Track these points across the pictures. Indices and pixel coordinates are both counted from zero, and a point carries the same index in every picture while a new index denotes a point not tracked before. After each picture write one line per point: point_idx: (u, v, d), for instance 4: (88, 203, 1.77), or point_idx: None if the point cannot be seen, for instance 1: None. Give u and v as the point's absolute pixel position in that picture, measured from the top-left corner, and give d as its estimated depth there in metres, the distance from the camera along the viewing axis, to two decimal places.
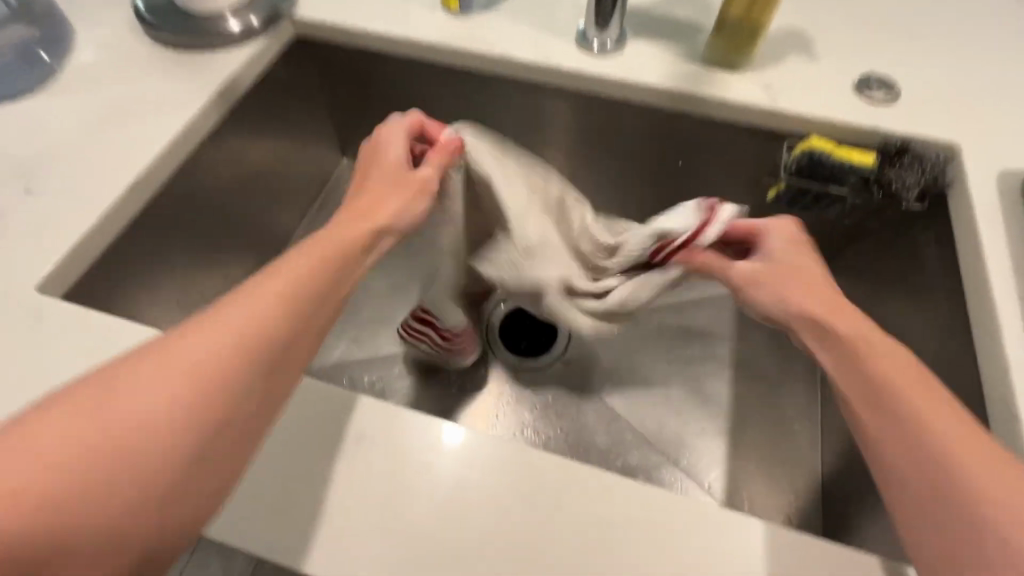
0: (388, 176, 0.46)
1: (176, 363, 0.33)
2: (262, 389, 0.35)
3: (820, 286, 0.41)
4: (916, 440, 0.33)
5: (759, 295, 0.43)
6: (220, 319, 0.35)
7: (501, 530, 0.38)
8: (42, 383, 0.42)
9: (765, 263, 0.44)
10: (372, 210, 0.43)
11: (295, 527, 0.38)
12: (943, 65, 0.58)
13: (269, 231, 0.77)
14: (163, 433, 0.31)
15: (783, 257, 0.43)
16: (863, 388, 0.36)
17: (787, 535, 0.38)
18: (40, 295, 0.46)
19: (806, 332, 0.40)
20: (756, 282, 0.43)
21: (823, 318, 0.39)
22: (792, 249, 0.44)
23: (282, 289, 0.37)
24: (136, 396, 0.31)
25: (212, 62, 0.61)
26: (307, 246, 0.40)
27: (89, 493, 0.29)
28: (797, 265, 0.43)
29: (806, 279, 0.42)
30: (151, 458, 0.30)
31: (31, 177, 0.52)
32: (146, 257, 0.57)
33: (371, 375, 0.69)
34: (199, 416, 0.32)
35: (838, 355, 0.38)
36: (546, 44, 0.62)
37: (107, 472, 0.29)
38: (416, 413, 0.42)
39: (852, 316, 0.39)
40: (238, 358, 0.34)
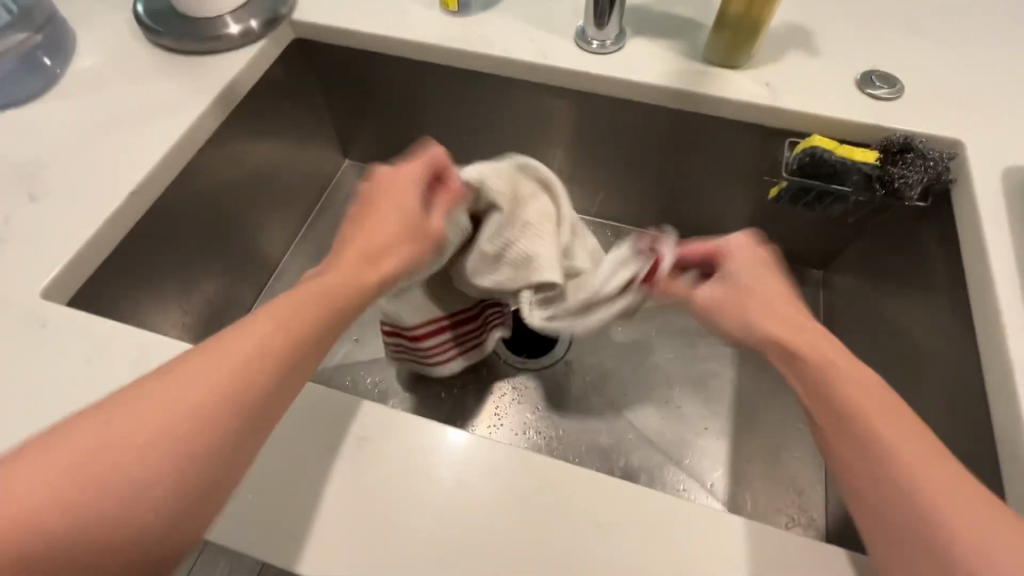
0: (392, 209, 0.44)
1: (163, 411, 0.31)
2: (253, 428, 0.34)
3: (781, 305, 0.41)
4: (891, 472, 0.33)
5: (721, 320, 0.44)
6: (205, 365, 0.33)
7: (500, 535, 0.38)
8: (47, 386, 0.42)
9: (726, 288, 0.45)
10: (373, 250, 0.42)
11: (293, 532, 0.38)
12: (948, 59, 0.58)
13: (271, 233, 0.77)
14: (153, 467, 0.30)
15: (741, 276, 0.44)
16: (838, 418, 0.35)
17: (784, 537, 0.38)
18: (42, 302, 0.46)
19: (778, 358, 0.40)
20: (719, 307, 0.44)
21: (788, 344, 0.39)
22: (755, 273, 0.44)
23: (289, 342, 0.36)
24: (120, 443, 0.30)
25: (213, 66, 0.61)
26: (308, 297, 0.38)
27: (82, 529, 0.28)
28: (750, 286, 0.43)
29: (771, 303, 0.42)
30: (137, 503, 0.30)
31: (35, 183, 0.52)
32: (147, 260, 0.57)
33: (374, 376, 0.70)
34: (190, 448, 0.31)
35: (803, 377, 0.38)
36: (544, 43, 0.62)
37: (97, 508, 0.29)
38: (417, 417, 0.42)
39: (816, 335, 0.39)
40: (238, 396, 0.33)
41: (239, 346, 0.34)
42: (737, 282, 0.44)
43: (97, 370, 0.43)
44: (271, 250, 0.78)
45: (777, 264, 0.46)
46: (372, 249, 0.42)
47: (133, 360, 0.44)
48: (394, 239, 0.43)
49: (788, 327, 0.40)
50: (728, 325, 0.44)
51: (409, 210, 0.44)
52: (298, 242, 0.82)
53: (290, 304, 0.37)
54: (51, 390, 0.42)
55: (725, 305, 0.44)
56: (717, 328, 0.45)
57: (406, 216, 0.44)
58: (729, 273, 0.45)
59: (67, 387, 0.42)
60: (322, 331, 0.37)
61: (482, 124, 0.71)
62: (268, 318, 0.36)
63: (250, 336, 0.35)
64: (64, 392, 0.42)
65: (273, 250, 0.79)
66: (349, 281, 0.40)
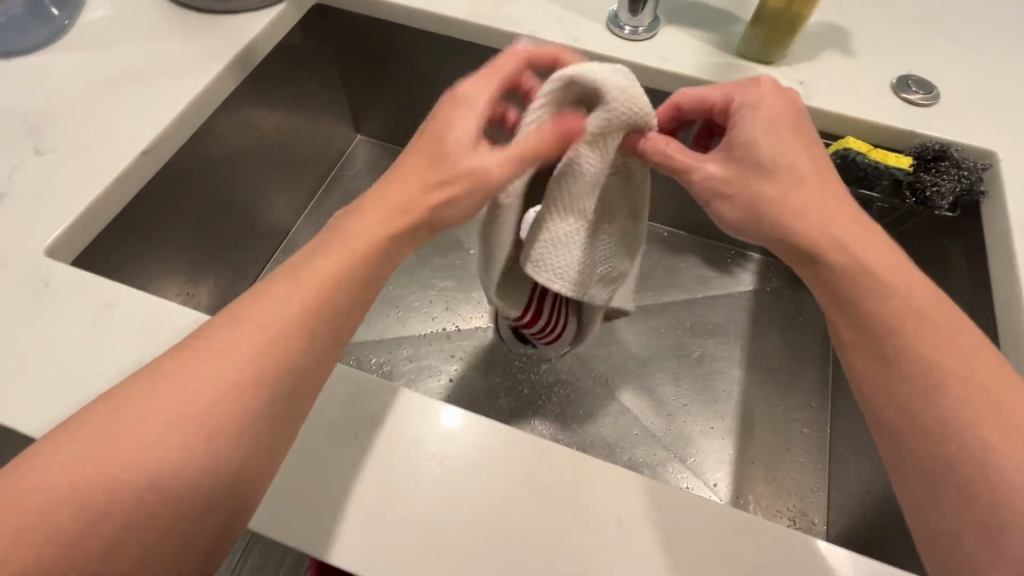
0: (430, 147, 0.39)
1: (172, 398, 0.30)
2: (273, 411, 0.32)
3: (802, 193, 0.38)
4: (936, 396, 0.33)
5: (727, 204, 0.40)
6: (216, 345, 0.31)
7: (512, 525, 0.36)
8: (42, 347, 0.41)
9: (732, 161, 0.40)
10: (405, 202, 0.38)
11: (301, 513, 0.36)
12: (981, 66, 0.57)
13: (278, 204, 0.75)
14: (169, 471, 0.28)
15: (760, 146, 0.39)
16: (887, 384, 0.35)
17: (806, 541, 0.36)
18: (45, 260, 0.44)
19: (795, 261, 0.39)
20: (725, 190, 0.40)
21: (809, 246, 0.38)
22: (772, 141, 0.39)
23: (299, 308, 0.33)
24: (129, 436, 0.28)
25: (228, 27, 0.59)
26: (329, 264, 0.35)
27: (103, 525, 0.27)
28: (763, 160, 0.38)
29: (807, 194, 0.38)
30: (153, 496, 0.28)
31: (41, 138, 0.50)
32: (153, 223, 0.55)
33: (378, 356, 0.69)
34: (213, 445, 0.29)
35: (828, 293, 0.38)
36: (574, 25, 0.60)
37: (117, 509, 0.27)
38: (432, 400, 0.40)
39: (823, 220, 0.38)
40: (253, 373, 0.31)
41: (251, 320, 0.33)
42: (745, 142, 0.39)
43: (94, 334, 0.41)
44: (277, 224, 0.76)
45: (795, 126, 0.41)
46: (404, 195, 0.38)
47: (135, 324, 0.42)
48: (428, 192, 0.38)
49: (807, 211, 0.38)
50: (730, 211, 0.40)
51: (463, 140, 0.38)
52: (305, 217, 0.81)
53: (311, 264, 0.35)
54: (46, 353, 0.40)
55: (733, 185, 0.39)
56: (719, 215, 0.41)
57: (453, 141, 0.38)
58: (738, 143, 0.40)
59: (64, 347, 0.41)
60: (343, 300, 0.35)
61: None
62: (285, 290, 0.34)
63: (266, 312, 0.33)
64: (58, 355, 0.40)
65: (281, 221, 0.77)
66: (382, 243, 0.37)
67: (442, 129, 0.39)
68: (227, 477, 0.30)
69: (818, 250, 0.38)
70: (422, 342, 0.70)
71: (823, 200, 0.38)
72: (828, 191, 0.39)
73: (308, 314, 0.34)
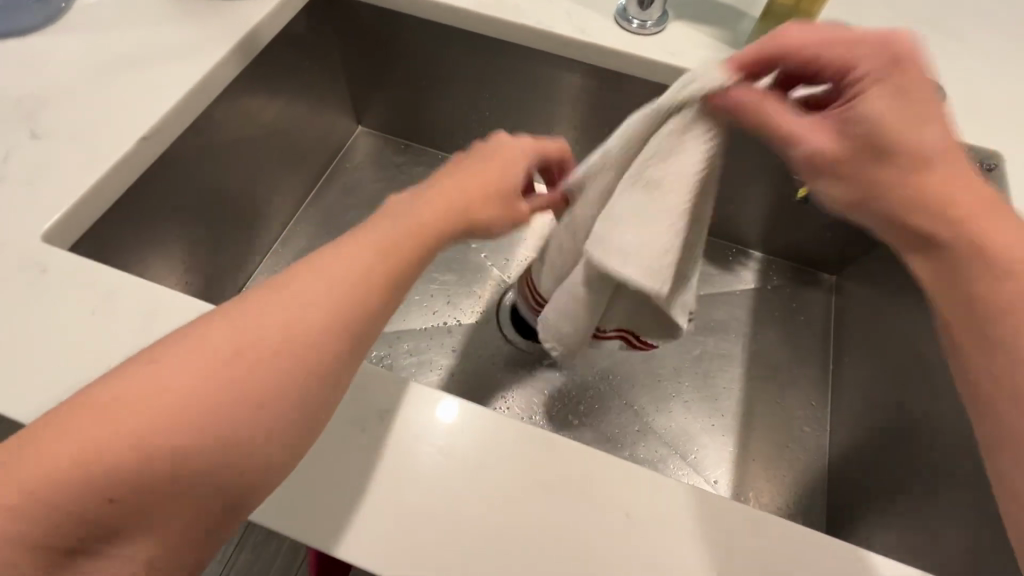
0: (479, 168, 0.41)
1: (191, 369, 0.29)
2: (295, 394, 0.31)
3: (934, 174, 0.34)
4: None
5: (839, 184, 0.36)
6: (244, 321, 0.31)
7: (522, 516, 0.36)
8: (38, 334, 0.40)
9: (845, 137, 0.35)
10: (446, 205, 0.38)
11: (306, 505, 0.36)
12: (986, 67, 0.57)
13: (277, 195, 0.74)
14: (186, 446, 0.28)
15: (878, 120, 0.34)
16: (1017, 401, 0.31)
17: (813, 537, 0.36)
18: (42, 245, 0.43)
19: (906, 245, 0.36)
20: (833, 167, 0.36)
21: (937, 235, 0.34)
22: (896, 117, 0.34)
23: (333, 291, 0.33)
24: (146, 405, 0.28)
25: (231, 12, 0.58)
26: (367, 245, 0.35)
27: (115, 495, 0.27)
28: (881, 131, 0.34)
29: (939, 172, 0.34)
30: (168, 470, 0.27)
31: (38, 121, 0.49)
32: (150, 210, 0.54)
33: (379, 349, 0.68)
34: (236, 422, 0.29)
35: (939, 277, 0.34)
36: (582, 17, 0.59)
37: (130, 480, 0.27)
38: (435, 393, 0.39)
39: (954, 203, 0.33)
40: (279, 354, 0.31)
41: (284, 297, 0.32)
42: (864, 116, 0.34)
43: (92, 322, 0.40)
44: (276, 214, 0.75)
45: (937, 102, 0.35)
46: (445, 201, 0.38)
47: (135, 312, 0.41)
48: (464, 201, 0.39)
49: (933, 189, 0.34)
50: (840, 195, 0.37)
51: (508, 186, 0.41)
52: (305, 208, 0.80)
53: (348, 250, 0.35)
54: (42, 340, 0.39)
55: (842, 169, 0.36)
56: (820, 195, 0.38)
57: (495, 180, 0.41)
58: (856, 116, 0.35)
59: (60, 335, 0.40)
60: (383, 288, 0.35)
61: (508, 97, 0.69)
62: (314, 271, 0.34)
63: (298, 295, 0.32)
64: (55, 343, 0.39)
65: (280, 212, 0.76)
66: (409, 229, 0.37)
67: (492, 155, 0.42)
68: (242, 448, 0.29)
69: (939, 234, 0.34)
70: (423, 336, 0.70)
71: (954, 179, 0.34)
72: (970, 180, 0.34)
73: (343, 295, 0.33)
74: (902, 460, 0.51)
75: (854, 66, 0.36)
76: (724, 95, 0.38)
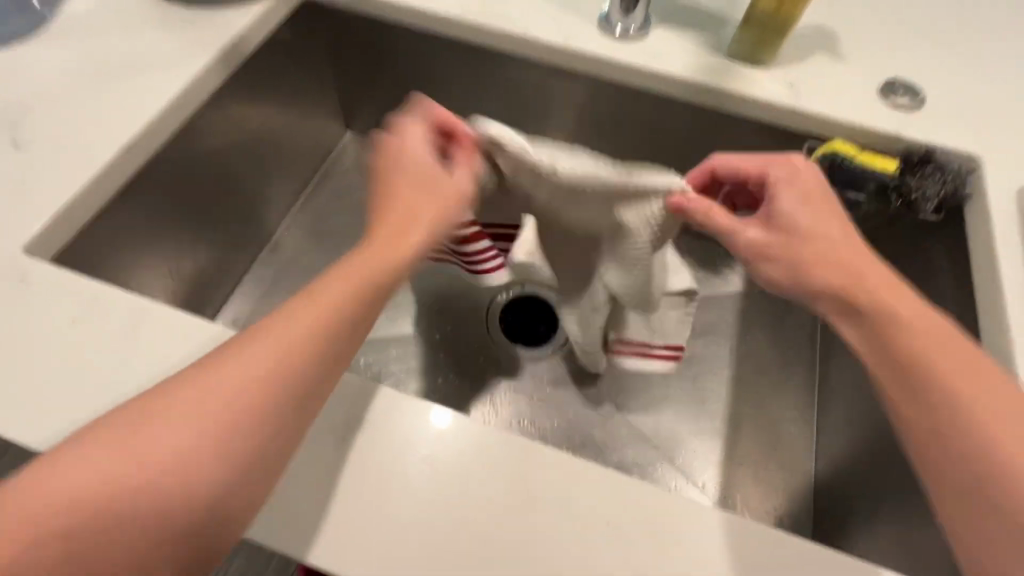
0: (409, 171, 0.42)
1: (177, 420, 0.31)
2: (277, 433, 0.33)
3: (835, 251, 0.41)
4: (938, 408, 0.35)
5: (770, 268, 0.43)
6: (222, 368, 0.33)
7: (504, 524, 0.36)
8: (20, 347, 0.40)
9: (775, 230, 0.43)
10: (397, 220, 0.40)
11: (289, 516, 0.36)
12: (966, 72, 0.57)
13: (265, 202, 0.74)
14: (176, 490, 0.30)
15: (799, 219, 0.42)
16: (933, 438, 0.35)
17: (794, 543, 0.36)
18: (24, 257, 0.43)
19: (831, 309, 0.40)
20: (769, 252, 0.42)
21: (848, 297, 0.39)
22: (815, 214, 0.42)
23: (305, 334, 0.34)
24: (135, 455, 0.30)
25: (216, 20, 0.58)
26: (336, 281, 0.37)
27: (101, 543, 0.28)
28: (806, 228, 0.42)
29: (845, 247, 0.41)
30: (158, 515, 0.29)
31: (21, 131, 0.49)
32: (136, 218, 0.54)
33: (368, 356, 0.68)
34: (221, 466, 0.31)
35: (866, 337, 0.39)
36: (566, 24, 0.60)
37: (121, 525, 0.28)
38: (416, 401, 0.39)
39: (866, 275, 0.40)
40: (259, 400, 0.32)
41: (258, 341, 0.34)
42: (780, 215, 0.43)
43: (74, 334, 0.40)
44: (264, 222, 0.75)
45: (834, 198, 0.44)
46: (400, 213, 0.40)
47: (117, 323, 0.41)
48: (416, 207, 0.41)
49: (829, 261, 0.41)
50: (777, 274, 0.42)
51: (440, 180, 0.42)
52: (294, 214, 0.80)
53: (316, 292, 0.36)
54: (23, 354, 0.39)
55: (773, 249, 0.42)
56: (758, 278, 0.44)
57: (431, 182, 0.42)
58: (777, 212, 0.43)
59: (41, 348, 0.40)
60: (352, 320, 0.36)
61: (495, 103, 0.69)
62: (284, 315, 0.35)
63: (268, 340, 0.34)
64: (36, 356, 0.39)
65: (268, 219, 0.76)
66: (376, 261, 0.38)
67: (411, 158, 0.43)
68: (258, 463, 0.32)
69: (851, 298, 0.39)
70: (411, 342, 0.70)
71: (841, 253, 0.41)
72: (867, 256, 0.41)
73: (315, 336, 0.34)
74: (885, 462, 0.52)
75: (767, 173, 0.45)
76: (680, 199, 0.43)
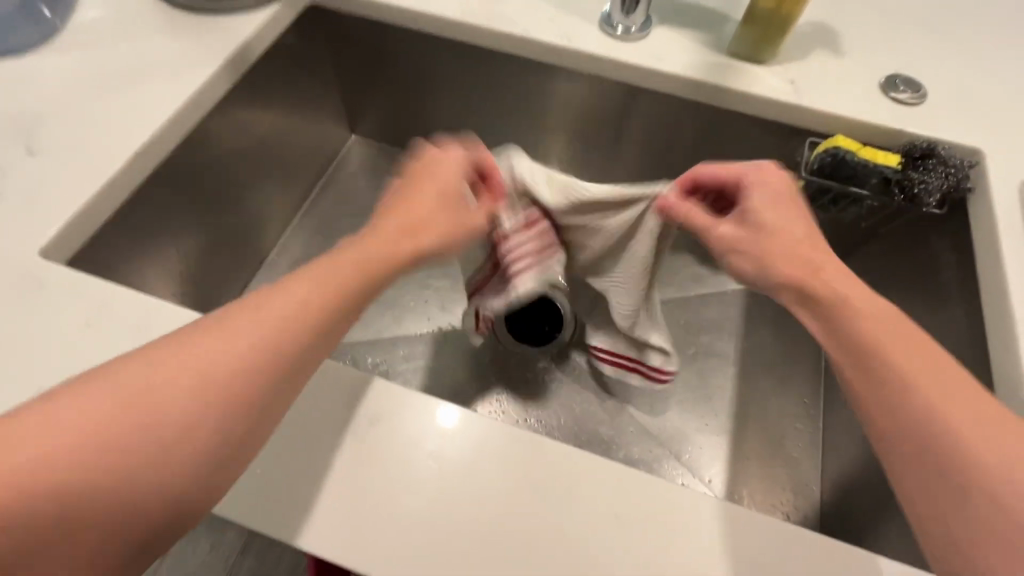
0: (430, 179, 0.44)
1: (171, 385, 0.30)
2: (264, 414, 0.33)
3: (798, 244, 0.40)
4: (887, 386, 0.34)
5: (739, 261, 0.43)
6: (222, 336, 0.32)
7: (512, 517, 0.37)
8: (37, 348, 0.41)
9: (748, 228, 0.42)
10: (409, 221, 0.41)
11: (301, 512, 0.36)
12: (967, 66, 0.58)
13: (272, 205, 0.75)
14: (156, 458, 0.29)
15: (767, 218, 0.42)
16: (897, 425, 0.33)
17: (799, 534, 0.37)
18: (39, 260, 0.44)
19: (791, 298, 0.40)
20: (737, 247, 0.43)
21: (809, 286, 0.38)
22: (777, 211, 0.42)
23: (305, 314, 0.34)
24: (125, 415, 0.29)
25: (222, 26, 0.59)
26: (340, 269, 0.37)
27: (73, 500, 0.27)
28: (775, 224, 0.42)
29: (802, 239, 0.41)
30: (136, 480, 0.29)
31: (34, 137, 0.50)
32: (147, 221, 0.55)
33: (375, 355, 0.69)
34: (206, 442, 0.30)
35: (829, 330, 0.37)
36: (567, 25, 0.60)
37: (100, 488, 0.28)
38: (424, 397, 0.40)
39: (824, 266, 0.39)
40: (251, 374, 0.32)
41: (257, 316, 0.33)
42: (755, 214, 0.42)
43: (90, 335, 0.41)
44: (271, 225, 0.76)
45: (795, 194, 0.44)
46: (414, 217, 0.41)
47: (130, 324, 0.42)
48: (432, 215, 0.42)
49: (791, 253, 0.40)
50: (744, 266, 0.42)
51: (456, 194, 0.44)
52: (300, 217, 0.81)
53: (319, 274, 0.36)
54: (39, 354, 0.40)
55: (741, 245, 0.42)
56: (728, 270, 0.44)
57: (450, 194, 0.44)
58: (751, 212, 0.43)
59: (57, 348, 0.41)
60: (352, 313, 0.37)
61: (498, 104, 0.70)
62: (288, 293, 0.35)
63: (270, 318, 0.33)
64: (53, 356, 0.40)
65: (274, 221, 0.77)
66: (385, 253, 0.39)
67: (437, 169, 0.45)
68: (240, 445, 0.32)
69: (808, 286, 0.39)
70: (418, 341, 0.70)
71: (803, 246, 0.40)
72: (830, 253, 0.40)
73: (312, 323, 0.34)
74: None
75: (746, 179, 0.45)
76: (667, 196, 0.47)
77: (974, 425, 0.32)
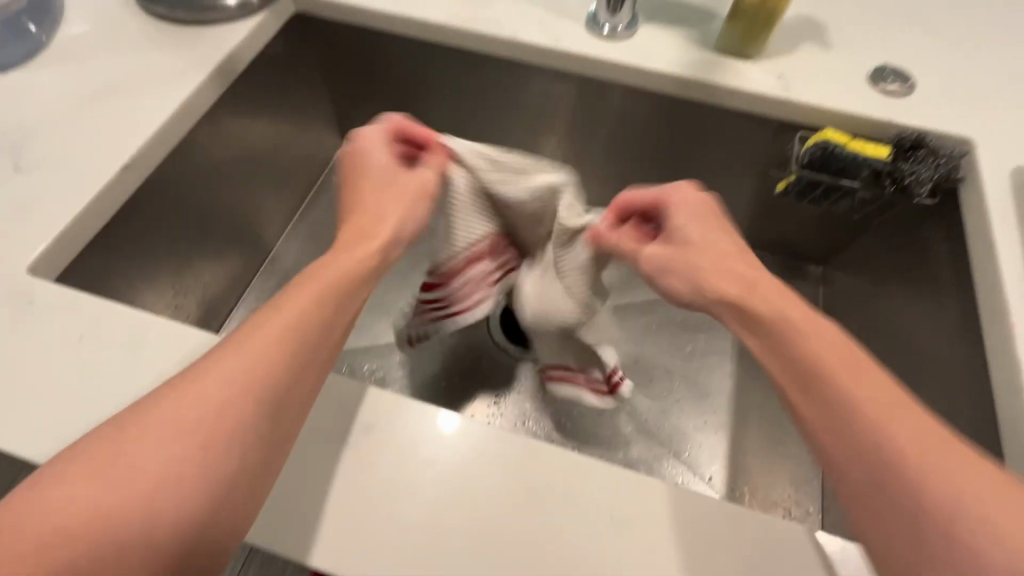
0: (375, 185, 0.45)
1: (175, 422, 0.31)
2: (271, 432, 0.33)
3: (728, 258, 0.41)
4: (839, 409, 0.33)
5: (666, 280, 0.43)
6: (216, 368, 0.33)
7: (508, 524, 0.36)
8: (28, 366, 0.40)
9: (674, 246, 0.43)
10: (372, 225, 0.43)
11: (296, 523, 0.36)
12: (956, 57, 0.57)
13: (264, 214, 0.75)
14: (178, 488, 0.29)
15: (693, 233, 0.43)
16: (850, 453, 0.32)
17: (799, 532, 0.36)
18: (28, 277, 0.44)
19: (737, 323, 0.39)
20: (668, 262, 0.43)
21: (743, 306, 0.39)
22: (702, 226, 0.43)
23: (291, 338, 0.35)
24: (137, 460, 0.29)
25: (208, 36, 0.59)
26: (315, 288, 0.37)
27: (109, 550, 0.27)
28: (700, 244, 0.42)
29: (722, 255, 0.41)
30: (163, 516, 0.29)
31: (21, 154, 0.50)
32: (137, 233, 0.55)
33: (371, 363, 0.68)
34: (221, 464, 0.31)
35: (778, 360, 0.36)
36: (554, 26, 0.60)
37: (126, 531, 0.28)
38: (416, 405, 0.40)
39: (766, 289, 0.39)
40: (250, 398, 0.32)
41: (242, 349, 0.33)
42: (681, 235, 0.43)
43: (80, 352, 0.41)
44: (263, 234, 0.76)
45: (715, 210, 0.45)
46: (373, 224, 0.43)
47: (121, 339, 0.42)
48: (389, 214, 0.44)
49: (725, 267, 0.41)
50: (677, 283, 0.42)
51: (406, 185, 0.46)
52: (293, 225, 0.81)
53: (298, 296, 0.37)
54: (30, 373, 0.40)
55: (673, 264, 0.42)
56: (661, 289, 0.44)
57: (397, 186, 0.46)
58: (673, 232, 0.44)
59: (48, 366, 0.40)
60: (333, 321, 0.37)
61: (488, 107, 0.70)
62: (270, 321, 0.35)
63: (251, 344, 0.34)
64: (44, 375, 0.40)
65: (267, 230, 0.77)
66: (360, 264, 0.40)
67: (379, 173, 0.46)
68: (256, 460, 0.32)
69: (743, 304, 0.39)
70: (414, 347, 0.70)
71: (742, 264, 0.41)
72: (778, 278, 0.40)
73: (297, 342, 0.35)
74: None
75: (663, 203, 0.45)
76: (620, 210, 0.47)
77: (932, 448, 0.30)
